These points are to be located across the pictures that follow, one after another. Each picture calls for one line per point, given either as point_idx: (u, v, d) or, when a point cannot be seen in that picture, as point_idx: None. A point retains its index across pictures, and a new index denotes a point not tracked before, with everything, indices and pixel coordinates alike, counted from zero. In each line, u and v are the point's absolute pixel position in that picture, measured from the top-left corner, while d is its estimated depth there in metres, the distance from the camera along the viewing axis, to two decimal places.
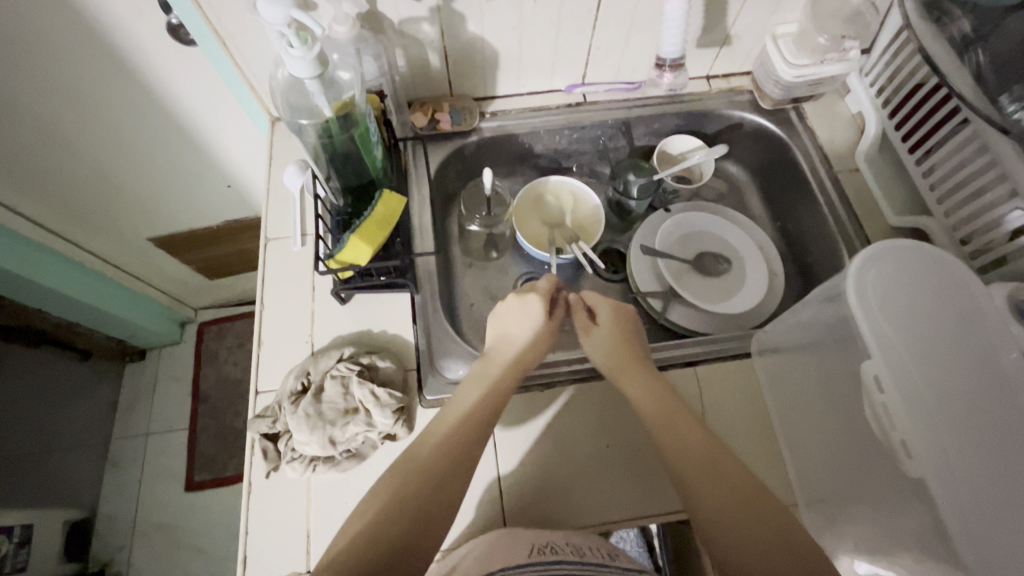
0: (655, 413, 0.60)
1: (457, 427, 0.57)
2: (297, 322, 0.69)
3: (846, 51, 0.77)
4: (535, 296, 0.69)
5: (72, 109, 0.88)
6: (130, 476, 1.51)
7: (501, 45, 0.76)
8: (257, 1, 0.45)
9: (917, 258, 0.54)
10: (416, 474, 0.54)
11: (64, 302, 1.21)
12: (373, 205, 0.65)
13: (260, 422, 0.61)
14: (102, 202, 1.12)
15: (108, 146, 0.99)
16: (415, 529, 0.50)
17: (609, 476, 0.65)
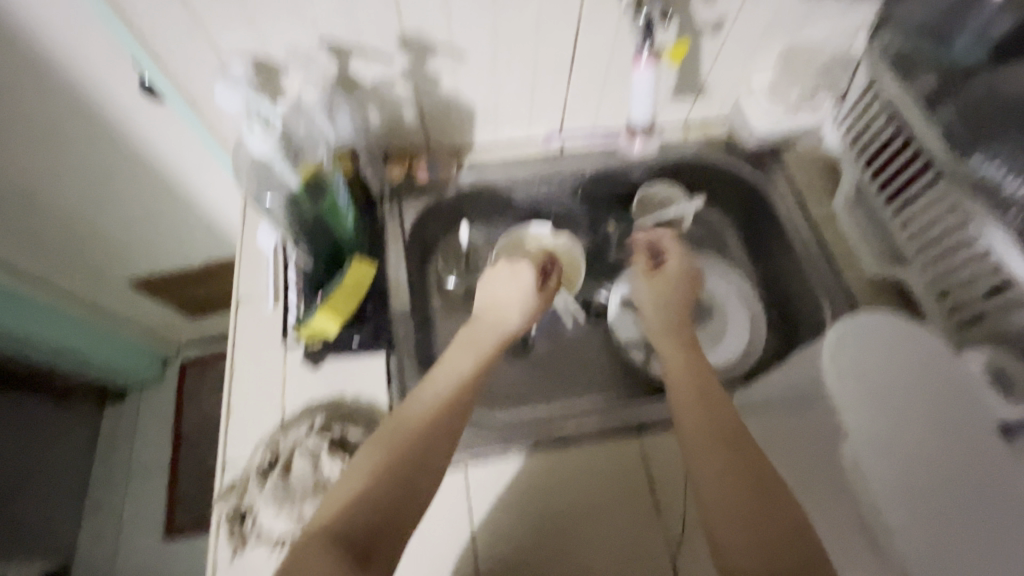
0: (686, 376, 0.61)
1: (453, 390, 0.57)
2: (268, 388, 0.67)
3: (817, 105, 0.79)
4: (526, 266, 0.73)
5: (45, 159, 0.86)
6: (107, 524, 1.45)
7: (477, 101, 0.76)
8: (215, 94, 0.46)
9: (892, 332, 0.55)
10: (411, 438, 0.52)
11: (39, 347, 1.17)
12: (343, 273, 0.66)
13: (227, 499, 0.59)
14: (81, 249, 1.10)
15: (86, 197, 0.98)
16: (408, 496, 0.49)
17: (596, 521, 0.63)
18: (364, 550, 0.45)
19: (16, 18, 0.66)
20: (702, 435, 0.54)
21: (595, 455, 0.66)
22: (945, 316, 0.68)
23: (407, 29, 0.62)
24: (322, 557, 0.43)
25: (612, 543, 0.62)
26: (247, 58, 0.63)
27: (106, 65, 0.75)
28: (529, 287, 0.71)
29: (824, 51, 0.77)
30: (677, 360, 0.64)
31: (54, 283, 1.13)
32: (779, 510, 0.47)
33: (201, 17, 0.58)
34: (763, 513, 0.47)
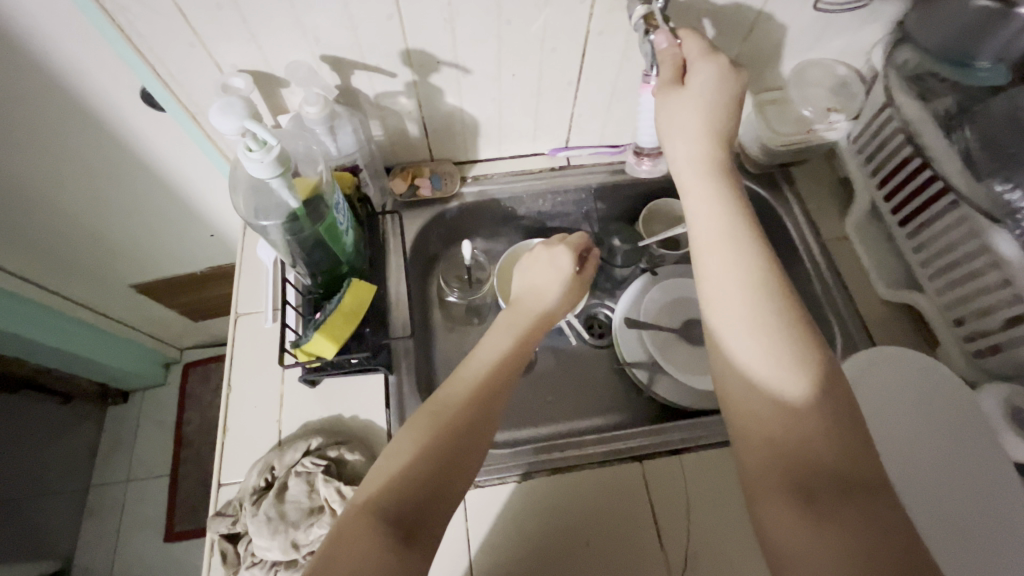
0: (747, 314, 0.48)
1: (493, 372, 0.55)
2: (265, 405, 0.66)
3: (832, 123, 0.75)
4: (563, 249, 0.68)
5: (49, 168, 0.85)
6: (108, 526, 1.45)
7: (481, 116, 0.75)
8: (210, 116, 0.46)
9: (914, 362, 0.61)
10: (456, 416, 0.51)
11: (42, 351, 1.17)
12: (341, 294, 0.63)
13: (219, 523, 0.58)
14: (85, 256, 1.09)
15: (90, 205, 0.97)
16: (452, 473, 0.49)
17: (605, 543, 0.61)
18: (409, 526, 0.45)
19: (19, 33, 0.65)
20: (750, 372, 0.47)
21: (595, 481, 0.64)
22: (960, 344, 0.67)
23: (411, 45, 0.61)
24: (369, 532, 0.43)
25: (620, 562, 0.60)
26: (247, 72, 0.62)
27: (108, 75, 0.74)
28: (568, 272, 0.66)
29: (837, 68, 0.75)
30: (728, 267, 0.51)
31: (58, 288, 1.12)
32: (821, 420, 0.43)
33: (201, 33, 0.57)
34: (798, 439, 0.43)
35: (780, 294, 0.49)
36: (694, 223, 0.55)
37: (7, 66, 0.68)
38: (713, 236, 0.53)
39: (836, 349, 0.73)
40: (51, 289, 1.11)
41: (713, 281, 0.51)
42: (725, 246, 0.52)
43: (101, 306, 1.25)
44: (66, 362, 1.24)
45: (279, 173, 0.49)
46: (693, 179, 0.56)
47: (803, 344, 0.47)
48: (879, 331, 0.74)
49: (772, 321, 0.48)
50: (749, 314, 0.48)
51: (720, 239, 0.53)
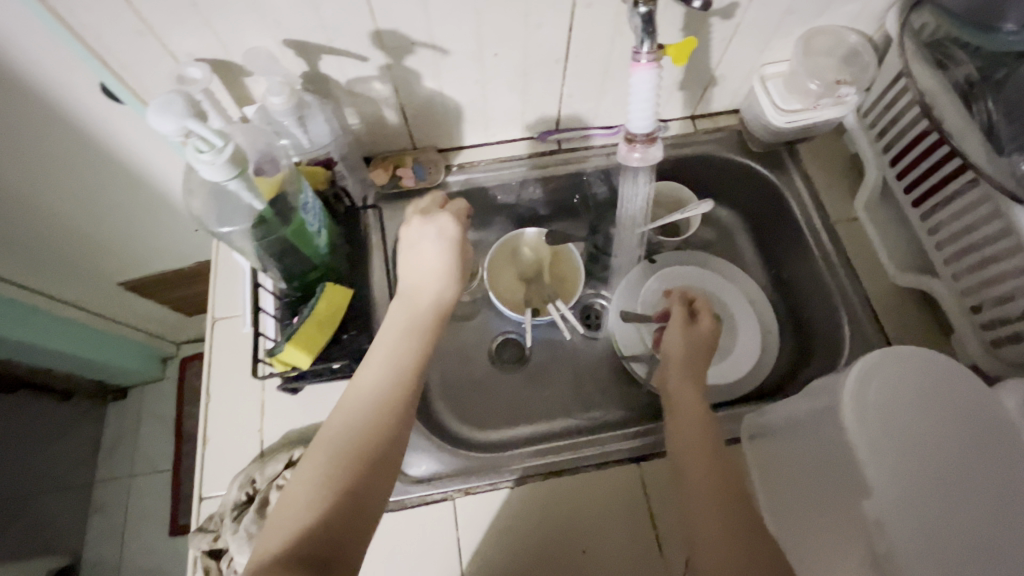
0: (686, 402, 0.59)
1: (387, 380, 0.52)
2: (245, 414, 0.63)
3: (842, 98, 0.69)
4: (447, 216, 0.61)
5: (44, 176, 0.80)
6: (115, 520, 1.35)
7: (464, 99, 0.70)
8: (148, 118, 0.41)
9: (916, 361, 0.46)
10: (354, 446, 0.48)
11: (58, 358, 1.11)
12: (314, 300, 0.60)
13: (200, 539, 0.56)
14: (86, 256, 1.00)
15: (79, 207, 0.89)
16: (359, 501, 0.46)
17: (617, 534, 0.59)
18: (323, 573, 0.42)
19: None
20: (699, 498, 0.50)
21: (590, 488, 0.62)
22: (978, 333, 0.63)
23: (381, 25, 0.56)
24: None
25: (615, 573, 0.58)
26: (205, 61, 0.57)
27: (70, 72, 0.68)
28: (455, 242, 0.60)
29: (848, 35, 0.69)
30: (679, 376, 0.62)
31: (61, 293, 1.03)
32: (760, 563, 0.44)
33: (149, 18, 0.52)
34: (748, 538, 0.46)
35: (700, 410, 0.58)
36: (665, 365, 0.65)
37: None
38: (678, 365, 0.63)
39: (846, 340, 0.69)
40: (57, 297, 1.02)
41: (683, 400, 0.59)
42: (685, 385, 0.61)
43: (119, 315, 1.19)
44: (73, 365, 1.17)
45: (236, 174, 0.45)
46: (672, 336, 0.67)
47: (735, 498, 0.50)
48: (891, 320, 0.69)
49: (688, 386, 0.61)
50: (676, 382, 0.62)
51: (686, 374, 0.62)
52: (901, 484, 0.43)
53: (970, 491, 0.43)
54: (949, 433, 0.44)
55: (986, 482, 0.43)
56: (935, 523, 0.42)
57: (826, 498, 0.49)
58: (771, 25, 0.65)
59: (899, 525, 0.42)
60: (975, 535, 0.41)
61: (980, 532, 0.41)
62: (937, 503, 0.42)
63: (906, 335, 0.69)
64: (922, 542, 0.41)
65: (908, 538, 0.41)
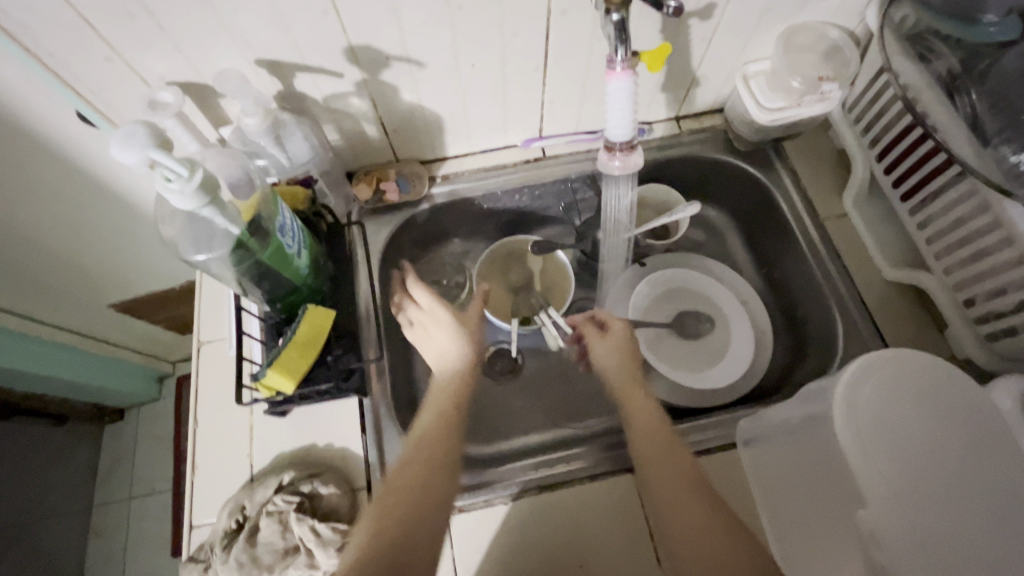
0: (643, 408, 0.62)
1: (436, 430, 0.59)
2: (234, 439, 0.63)
3: (826, 93, 0.68)
4: (440, 305, 0.70)
5: (26, 203, 0.78)
6: (115, 546, 1.31)
7: (444, 110, 0.69)
8: (109, 150, 0.41)
9: (910, 362, 0.45)
10: (403, 489, 0.53)
11: (51, 383, 1.09)
12: (296, 323, 0.59)
13: (191, 569, 0.55)
14: (72, 282, 0.98)
15: (61, 234, 0.87)
16: (406, 545, 0.50)
17: (616, 546, 0.58)
18: None
19: None
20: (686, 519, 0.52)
21: (588, 501, 0.61)
22: (971, 326, 0.62)
23: (354, 41, 0.55)
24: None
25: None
26: (177, 84, 0.56)
27: (42, 99, 0.66)
28: (455, 326, 0.69)
29: (829, 31, 0.68)
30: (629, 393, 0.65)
31: (50, 317, 1.00)
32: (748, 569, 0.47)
33: (117, 44, 0.51)
34: (726, 552, 0.48)
35: (653, 417, 0.60)
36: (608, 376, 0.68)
37: None
38: (624, 383, 0.66)
39: (839, 338, 0.69)
40: (56, 323, 1.02)
41: (641, 432, 0.59)
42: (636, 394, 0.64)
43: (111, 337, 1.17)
44: (64, 390, 1.14)
45: (207, 201, 0.44)
46: (597, 343, 0.71)
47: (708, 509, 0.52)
48: (884, 317, 0.69)
49: (635, 392, 0.64)
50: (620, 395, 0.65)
51: (648, 402, 0.63)
52: (895, 490, 0.42)
53: (965, 493, 0.42)
54: (947, 435, 0.43)
55: (983, 483, 0.42)
56: (934, 529, 0.41)
57: (827, 503, 0.48)
58: (750, 23, 0.64)
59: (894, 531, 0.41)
60: (969, 536, 0.41)
61: (975, 533, 0.41)
62: (932, 506, 0.41)
63: (900, 330, 0.68)
64: (916, 546, 0.40)
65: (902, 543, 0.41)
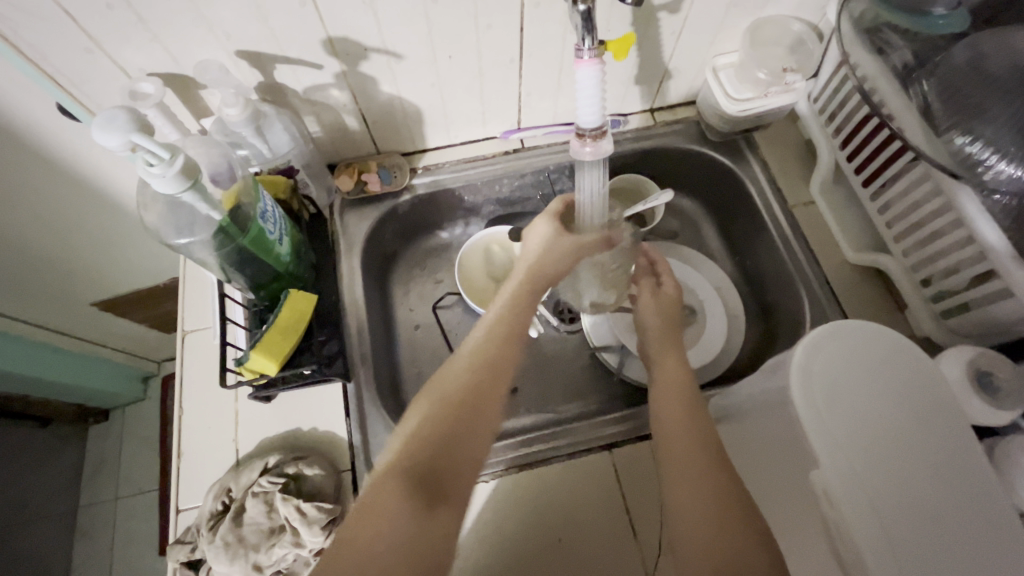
0: (674, 350, 0.64)
1: (488, 337, 0.55)
2: (220, 425, 0.64)
3: (790, 84, 0.71)
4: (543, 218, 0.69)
5: (10, 202, 0.78)
6: (103, 544, 1.31)
7: (423, 102, 0.71)
8: (89, 131, 0.41)
9: (855, 335, 0.48)
10: (458, 385, 0.51)
11: (33, 383, 1.08)
12: (279, 308, 0.61)
13: (178, 551, 0.56)
14: (51, 280, 0.96)
15: (39, 232, 0.86)
16: (458, 441, 0.48)
17: (600, 523, 0.60)
18: (432, 495, 0.45)
19: None
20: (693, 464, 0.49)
21: (564, 481, 0.63)
22: (928, 306, 0.65)
23: (332, 32, 0.57)
24: (393, 501, 0.43)
25: (595, 557, 0.59)
26: (158, 76, 0.57)
27: (23, 96, 0.65)
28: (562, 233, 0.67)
29: (792, 24, 0.71)
30: (664, 342, 0.66)
31: (32, 317, 0.99)
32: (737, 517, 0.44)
33: (97, 36, 0.52)
34: (718, 507, 0.45)
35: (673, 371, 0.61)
36: (642, 309, 0.71)
37: None
38: (656, 327, 0.68)
39: (806, 320, 0.72)
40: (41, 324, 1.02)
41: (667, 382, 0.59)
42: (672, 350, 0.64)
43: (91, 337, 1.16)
44: (45, 390, 1.13)
45: (190, 185, 0.46)
46: (648, 291, 0.72)
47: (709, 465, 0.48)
48: (848, 299, 0.72)
49: (671, 341, 0.66)
50: (654, 328, 0.68)
51: (680, 360, 0.63)
52: (849, 451, 0.44)
53: (910, 457, 0.44)
54: (897, 402, 0.46)
55: (926, 447, 0.45)
56: (886, 489, 0.43)
57: (786, 472, 0.50)
58: (716, 18, 0.67)
59: (846, 494, 0.43)
60: (913, 496, 0.43)
61: (920, 494, 0.43)
62: (882, 471, 0.44)
63: (862, 311, 0.71)
64: (868, 509, 0.42)
65: (855, 507, 0.42)
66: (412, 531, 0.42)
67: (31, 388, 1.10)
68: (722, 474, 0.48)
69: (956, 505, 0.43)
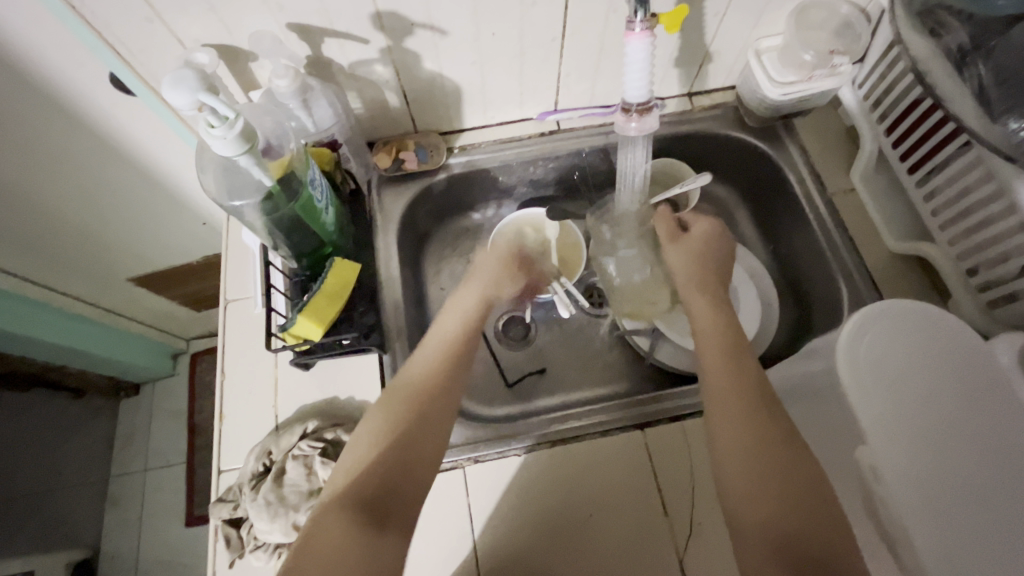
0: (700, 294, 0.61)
1: (437, 362, 0.58)
2: (260, 391, 0.65)
3: (836, 67, 0.70)
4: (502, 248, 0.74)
5: (60, 175, 0.80)
6: (130, 514, 1.33)
7: (463, 80, 0.71)
8: (162, 88, 0.43)
9: (906, 316, 0.47)
10: (407, 410, 0.54)
11: (69, 354, 1.11)
12: (325, 276, 0.62)
13: (220, 508, 0.58)
14: (92, 254, 0.99)
15: (85, 205, 0.88)
16: (407, 465, 0.51)
17: (631, 501, 0.61)
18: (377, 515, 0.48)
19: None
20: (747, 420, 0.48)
21: (591, 456, 0.63)
22: (974, 295, 0.64)
23: (381, 7, 0.57)
24: (339, 525, 0.46)
25: (624, 530, 0.60)
26: (212, 47, 0.59)
27: (78, 69, 0.67)
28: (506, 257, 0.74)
29: (840, 6, 0.70)
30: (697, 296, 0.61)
31: (67, 288, 1.02)
32: (785, 470, 0.45)
33: (157, 6, 0.53)
34: (768, 461, 0.45)
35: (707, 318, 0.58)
36: (670, 259, 0.67)
37: None
38: (684, 280, 0.64)
39: (845, 308, 0.70)
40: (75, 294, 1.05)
41: (706, 348, 0.55)
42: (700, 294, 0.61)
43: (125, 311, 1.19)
44: (81, 361, 1.16)
45: (245, 149, 0.47)
46: (671, 248, 0.68)
47: (758, 422, 0.47)
48: (889, 287, 0.71)
49: (708, 279, 0.63)
50: (688, 276, 0.64)
51: (709, 303, 0.60)
52: (892, 427, 0.44)
53: (959, 439, 0.44)
54: (946, 384, 0.46)
55: (976, 430, 0.44)
56: (931, 470, 0.43)
57: (836, 448, 0.51)
58: None
59: (892, 467, 0.43)
60: (959, 479, 0.43)
61: (966, 477, 0.43)
62: (930, 452, 0.43)
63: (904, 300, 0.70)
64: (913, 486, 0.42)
65: (901, 482, 0.43)
66: (361, 546, 0.45)
67: (68, 359, 1.13)
68: (784, 455, 0.45)
69: (1009, 491, 0.42)
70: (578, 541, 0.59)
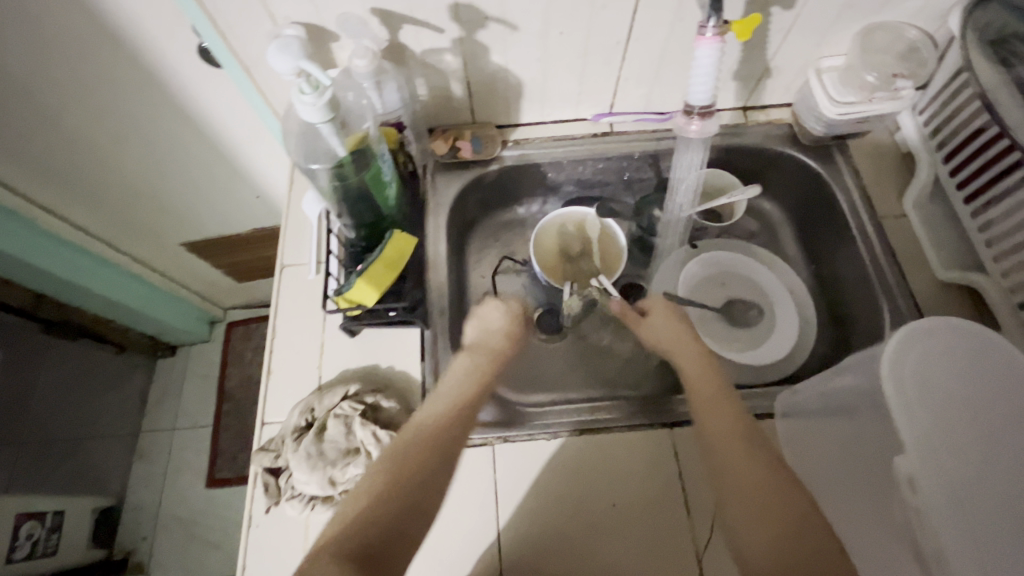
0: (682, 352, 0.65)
1: (449, 408, 0.59)
2: (307, 352, 0.69)
3: (897, 91, 0.71)
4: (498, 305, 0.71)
5: (138, 136, 0.86)
6: (156, 468, 1.38)
7: (525, 76, 0.74)
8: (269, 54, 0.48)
9: (958, 333, 0.48)
10: (420, 452, 0.54)
11: (117, 309, 1.17)
12: (383, 245, 0.65)
13: (263, 456, 0.62)
14: (150, 216, 1.05)
15: (152, 168, 0.94)
16: (410, 510, 0.51)
17: (651, 505, 0.61)
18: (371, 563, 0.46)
19: (105, 7, 0.64)
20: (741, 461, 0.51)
21: (617, 450, 0.64)
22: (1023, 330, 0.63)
23: None
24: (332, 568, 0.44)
25: (646, 528, 0.60)
26: (299, 25, 0.63)
27: (169, 38, 0.71)
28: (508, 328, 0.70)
29: (907, 31, 0.70)
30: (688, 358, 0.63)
31: (122, 245, 1.08)
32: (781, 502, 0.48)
33: None
34: (758, 489, 0.49)
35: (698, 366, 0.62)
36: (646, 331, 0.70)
37: (88, 32, 0.67)
38: (674, 339, 0.66)
39: (886, 331, 0.70)
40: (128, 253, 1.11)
41: (714, 411, 0.56)
42: (690, 346, 0.65)
43: (174, 273, 1.25)
44: (127, 317, 1.22)
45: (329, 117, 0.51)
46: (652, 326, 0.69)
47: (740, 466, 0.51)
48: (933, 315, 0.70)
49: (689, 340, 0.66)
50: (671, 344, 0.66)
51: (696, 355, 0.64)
52: (932, 442, 0.45)
53: (1000, 459, 0.44)
54: (989, 405, 0.46)
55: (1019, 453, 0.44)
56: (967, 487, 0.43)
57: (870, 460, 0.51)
58: (830, 17, 0.67)
59: (929, 478, 0.44)
60: (997, 499, 0.43)
61: (1005, 498, 0.43)
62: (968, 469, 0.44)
63: None
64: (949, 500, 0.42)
65: (939, 494, 0.43)
66: None
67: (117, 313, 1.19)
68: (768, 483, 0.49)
69: None
70: (600, 537, 0.60)
